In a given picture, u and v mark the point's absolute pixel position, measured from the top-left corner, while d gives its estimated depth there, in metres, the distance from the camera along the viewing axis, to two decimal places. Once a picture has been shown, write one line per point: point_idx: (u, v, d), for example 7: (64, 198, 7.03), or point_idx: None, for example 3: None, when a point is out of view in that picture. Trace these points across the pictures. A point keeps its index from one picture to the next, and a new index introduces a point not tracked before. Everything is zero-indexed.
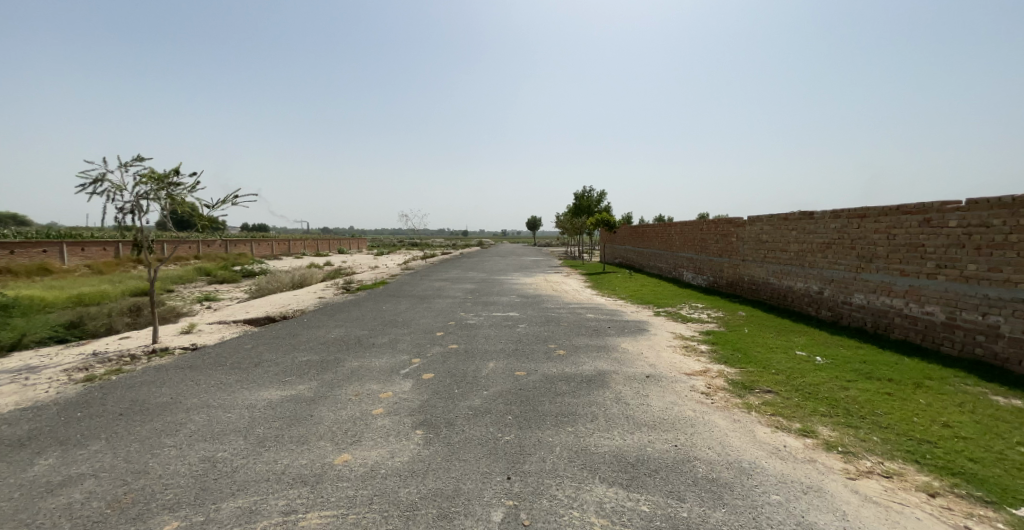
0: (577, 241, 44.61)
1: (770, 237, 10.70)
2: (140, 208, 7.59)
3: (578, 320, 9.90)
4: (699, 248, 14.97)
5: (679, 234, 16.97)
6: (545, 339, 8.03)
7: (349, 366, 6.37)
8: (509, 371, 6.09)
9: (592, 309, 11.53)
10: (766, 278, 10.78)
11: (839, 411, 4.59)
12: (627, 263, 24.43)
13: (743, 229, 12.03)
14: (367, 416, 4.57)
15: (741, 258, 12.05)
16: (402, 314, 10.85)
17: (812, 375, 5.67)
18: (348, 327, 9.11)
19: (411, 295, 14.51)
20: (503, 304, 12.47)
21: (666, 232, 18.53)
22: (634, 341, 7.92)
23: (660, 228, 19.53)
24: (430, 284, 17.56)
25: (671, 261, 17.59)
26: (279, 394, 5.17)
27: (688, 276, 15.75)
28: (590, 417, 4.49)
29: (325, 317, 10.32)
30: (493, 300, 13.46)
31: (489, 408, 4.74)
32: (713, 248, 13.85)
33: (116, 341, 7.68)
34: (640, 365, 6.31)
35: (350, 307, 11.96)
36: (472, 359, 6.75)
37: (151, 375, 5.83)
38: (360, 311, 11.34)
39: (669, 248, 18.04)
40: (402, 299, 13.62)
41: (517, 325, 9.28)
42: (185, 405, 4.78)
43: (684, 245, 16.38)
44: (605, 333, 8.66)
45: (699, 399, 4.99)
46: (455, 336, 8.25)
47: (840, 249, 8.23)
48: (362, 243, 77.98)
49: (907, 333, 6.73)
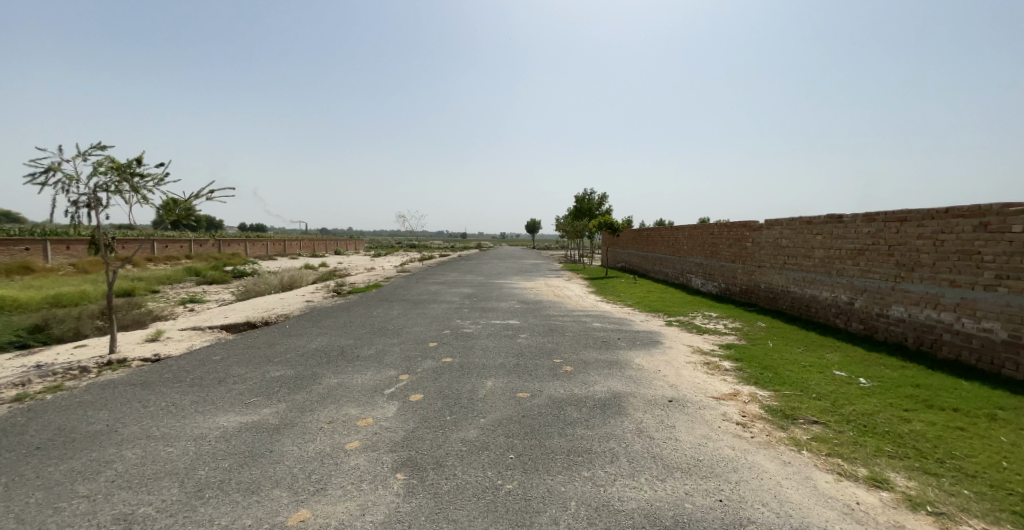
0: (578, 245, 43.86)
1: (791, 243, 9.95)
2: (98, 202, 6.83)
3: (584, 329, 9.10)
4: (709, 253, 14.22)
5: (688, 238, 16.23)
6: (549, 352, 7.23)
7: (326, 383, 5.55)
8: (510, 392, 5.29)
9: (599, 317, 10.73)
10: (786, 286, 10.02)
11: (908, 451, 3.79)
12: (630, 268, 23.65)
13: (760, 234, 11.29)
14: (338, 452, 3.77)
15: (757, 265, 11.29)
16: (393, 321, 10.02)
17: (862, 402, 4.88)
18: (333, 336, 8.30)
19: (405, 299, 13.69)
20: (502, 311, 11.65)
21: (673, 237, 17.78)
22: (649, 356, 7.13)
23: (667, 232, 18.79)
24: (426, 288, 16.74)
25: (679, 267, 16.84)
26: (237, 421, 4.35)
27: (698, 282, 15.00)
28: (609, 456, 3.71)
29: (309, 324, 9.49)
30: (492, 306, 12.64)
31: (487, 442, 3.95)
32: (725, 254, 13.10)
33: (70, 352, 6.86)
34: (660, 387, 5.52)
35: (339, 313, 11.13)
36: (468, 376, 5.95)
37: (94, 395, 5.03)
38: (348, 317, 10.51)
39: (677, 253, 17.28)
40: (395, 304, 12.80)
41: (518, 335, 8.47)
42: (120, 436, 3.97)
43: (693, 249, 15.63)
44: (615, 345, 7.86)
45: (736, 433, 4.21)
46: (449, 348, 7.44)
47: (874, 256, 7.49)
48: (359, 245, 77.17)
49: (958, 351, 5.96)
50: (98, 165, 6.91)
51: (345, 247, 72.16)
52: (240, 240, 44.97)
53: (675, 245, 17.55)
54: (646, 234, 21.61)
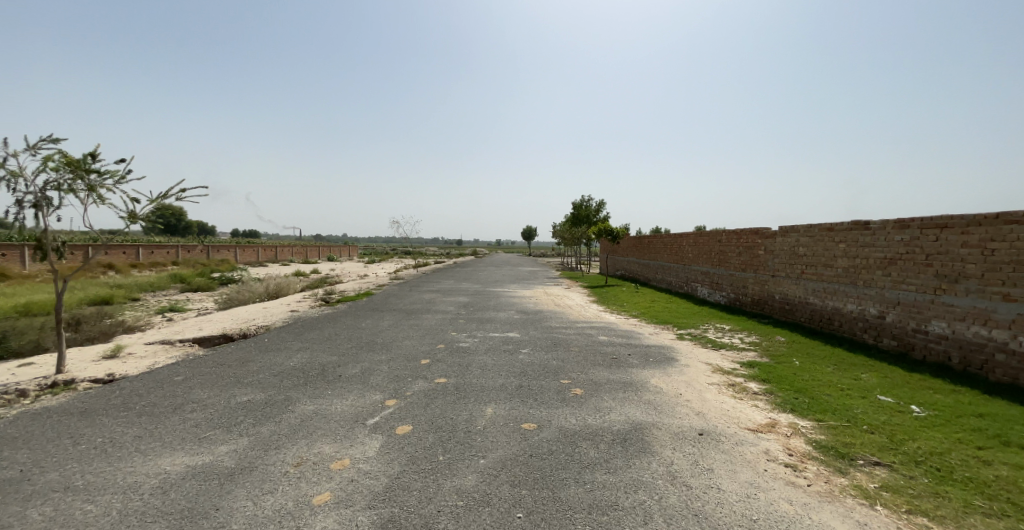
0: (575, 252, 43.28)
1: (809, 250, 9.33)
2: (50, 202, 6.09)
3: (590, 344, 8.38)
4: (717, 261, 13.60)
5: (693, 246, 15.60)
6: (555, 371, 6.50)
7: (299, 411, 4.78)
8: (513, 422, 4.55)
9: (605, 330, 10.00)
10: (804, 297, 9.38)
11: (1005, 506, 3.09)
12: (631, 276, 23.00)
13: (773, 241, 10.67)
14: (302, 510, 3.01)
15: (771, 274, 10.66)
16: (383, 334, 9.23)
17: (925, 438, 4.19)
18: (315, 351, 7.52)
19: (397, 309, 12.89)
20: (500, 322, 10.89)
21: (678, 244, 17.15)
22: (666, 376, 6.42)
23: (670, 239, 18.17)
24: (420, 296, 15.97)
25: (683, 275, 16.21)
26: (185, 465, 3.58)
27: (704, 292, 14.34)
28: (641, 516, 2.97)
29: (290, 337, 8.69)
30: (489, 316, 11.87)
31: (489, 495, 3.20)
32: (735, 262, 12.48)
33: (12, 371, 6.05)
34: (686, 416, 4.81)
35: (324, 324, 10.31)
36: (465, 401, 5.19)
37: (20, 427, 4.24)
38: (334, 329, 9.70)
39: (681, 261, 16.65)
40: (387, 315, 12.00)
41: (519, 350, 7.73)
42: (31, 487, 3.19)
43: (699, 257, 15.00)
44: (627, 362, 7.14)
45: (788, 479, 3.49)
46: (443, 366, 6.68)
47: (909, 265, 6.86)
48: (353, 251, 76.16)
49: (1016, 374, 5.31)
50: (50, 160, 6.15)
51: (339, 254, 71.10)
52: (230, 246, 43.94)
53: (680, 253, 16.92)
54: (648, 242, 20.98)
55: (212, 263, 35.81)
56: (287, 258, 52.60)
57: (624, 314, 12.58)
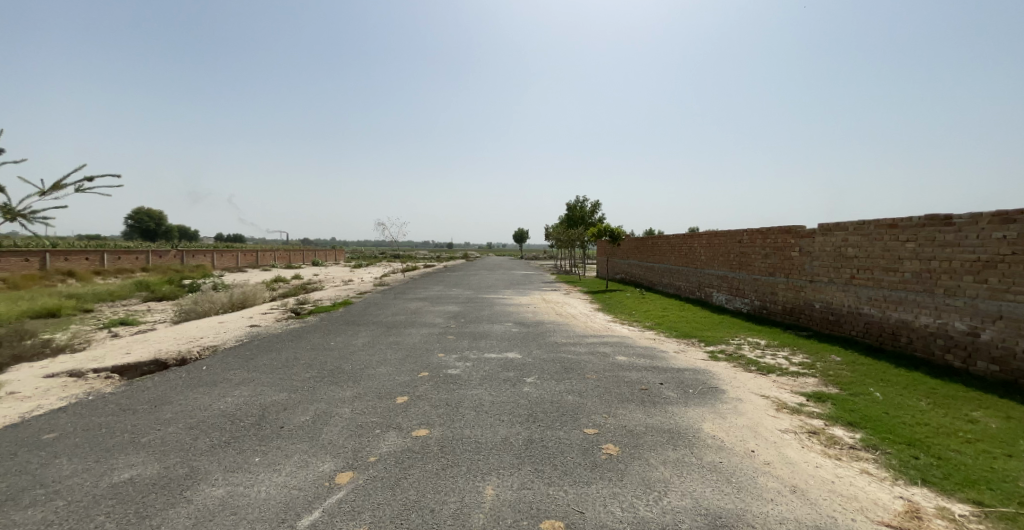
0: (570, 255, 41.88)
1: (861, 251, 7.91)
2: None
3: (608, 368, 6.83)
4: (737, 264, 12.16)
5: (707, 247, 14.17)
6: (573, 413, 4.92)
7: (200, 502, 3.11)
8: (527, 519, 2.95)
9: (622, 348, 8.42)
10: (856, 307, 7.95)
11: None
12: (632, 280, 21.59)
13: (811, 241, 9.25)
14: None
15: (810, 280, 9.22)
16: (354, 356, 7.56)
17: None
18: (261, 385, 5.86)
19: (377, 322, 11.18)
20: (496, 338, 9.27)
21: (688, 245, 15.70)
22: (719, 417, 4.88)
23: (679, 240, 16.74)
24: (404, 306, 14.31)
25: (695, 279, 14.79)
26: None
27: (722, 299, 12.91)
28: None
29: (236, 364, 6.98)
30: (484, 331, 10.24)
31: None
32: (760, 265, 11.05)
33: None
34: (781, 498, 3.25)
35: (285, 344, 8.60)
36: (453, 471, 3.58)
37: None
38: (295, 350, 8.00)
39: (692, 264, 15.23)
40: (364, 329, 10.33)
41: (523, 380, 6.14)
42: None
43: (715, 260, 13.57)
44: (661, 395, 5.59)
45: None
46: (426, 408, 5.06)
47: (1018, 270, 5.48)
48: (340, 256, 73.96)
49: None
50: None
51: (325, 258, 68.77)
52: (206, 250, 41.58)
53: (691, 255, 15.48)
54: (652, 243, 19.54)
55: (184, 269, 33.59)
56: (269, 263, 50.28)
57: (637, 325, 11.03)
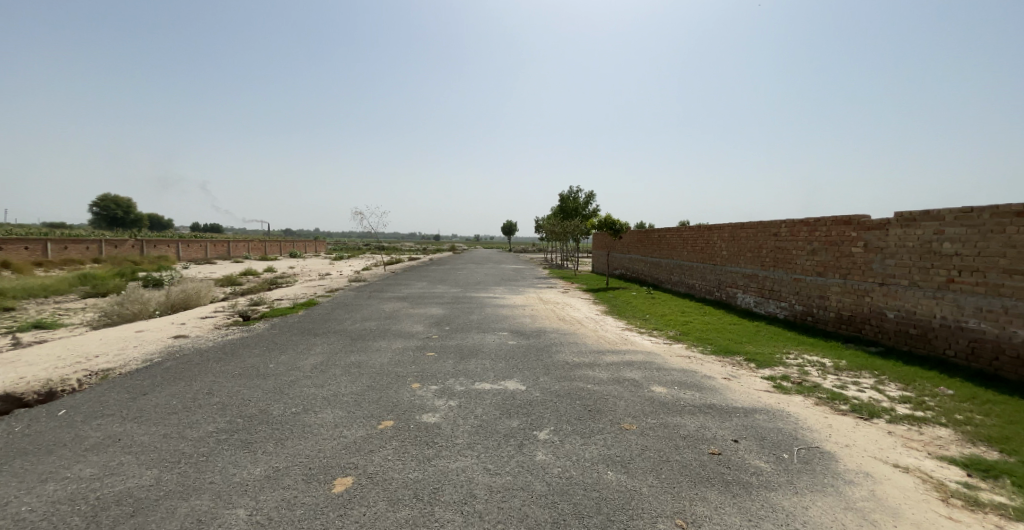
0: (563, 248, 40.08)
1: (968, 248, 6.11)
2: None
3: (649, 410, 4.88)
4: (773, 262, 10.31)
5: (731, 241, 12.33)
6: (626, 519, 2.93)
7: None
8: None
9: (654, 371, 6.45)
10: (959, 320, 6.14)
11: None
12: (635, 278, 19.76)
13: (883, 234, 7.42)
14: None
15: (882, 283, 7.39)
16: (293, 389, 5.45)
17: None
18: (126, 452, 3.76)
19: (340, 331, 9.02)
20: (489, 356, 7.24)
21: (706, 239, 13.84)
22: (868, 523, 2.93)
23: (694, 233, 14.88)
24: (378, 308, 12.15)
25: (715, 278, 12.94)
26: None
27: (752, 302, 11.10)
28: None
29: (115, 405, 4.83)
30: (473, 343, 8.21)
31: None
32: (806, 263, 9.20)
33: None
34: None
35: (207, 366, 6.43)
36: None
37: None
38: (215, 378, 5.84)
39: (711, 260, 13.37)
40: (323, 341, 8.18)
41: (534, 437, 4.13)
42: None
43: (742, 256, 11.73)
44: (748, 467, 3.65)
45: None
46: (378, 509, 3.00)
47: None
48: (320, 247, 70.89)
49: None
50: None
51: (305, 250, 65.46)
52: (172, 240, 38.47)
53: (709, 250, 13.62)
54: (660, 236, 17.66)
55: (143, 261, 30.66)
56: (242, 254, 47.16)
57: (659, 334, 9.13)
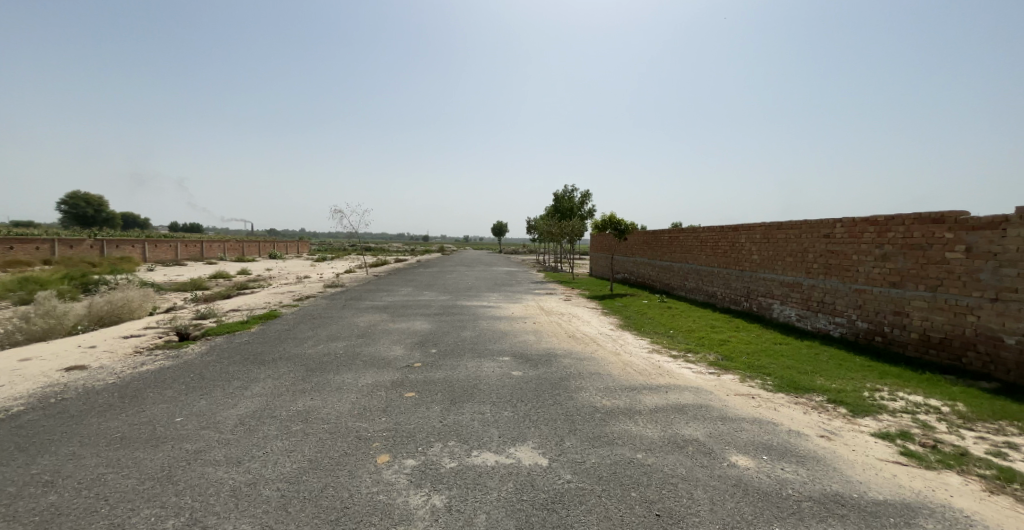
0: (557, 250, 38.40)
1: None
2: None
3: (752, 512, 3.06)
4: (825, 269, 8.61)
5: (764, 244, 10.64)
6: None
7: None
8: None
9: (719, 425, 4.63)
10: None
11: None
12: (644, 283, 18.04)
13: (998, 235, 5.76)
14: None
15: (996, 298, 5.73)
16: (188, 473, 3.50)
17: None
18: None
19: (296, 357, 7.06)
20: (490, 398, 5.37)
21: (731, 240, 12.14)
22: None
23: (714, 234, 13.18)
24: (351, 323, 10.15)
25: (745, 286, 11.23)
26: None
27: (795, 315, 9.41)
28: None
29: None
30: (467, 375, 6.32)
31: None
32: (874, 270, 7.50)
33: None
34: None
35: (79, 424, 4.45)
36: None
37: None
38: (73, 450, 3.87)
39: (739, 265, 11.65)
40: (267, 374, 6.21)
41: None
42: None
43: (779, 261, 10.03)
44: None
45: None
46: None
47: None
48: (304, 248, 68.26)
49: None
50: None
51: (287, 250, 62.57)
52: (137, 240, 35.71)
53: (735, 254, 11.91)
54: (672, 237, 15.97)
55: (102, 263, 28.14)
56: (217, 255, 44.43)
57: (698, 361, 7.34)
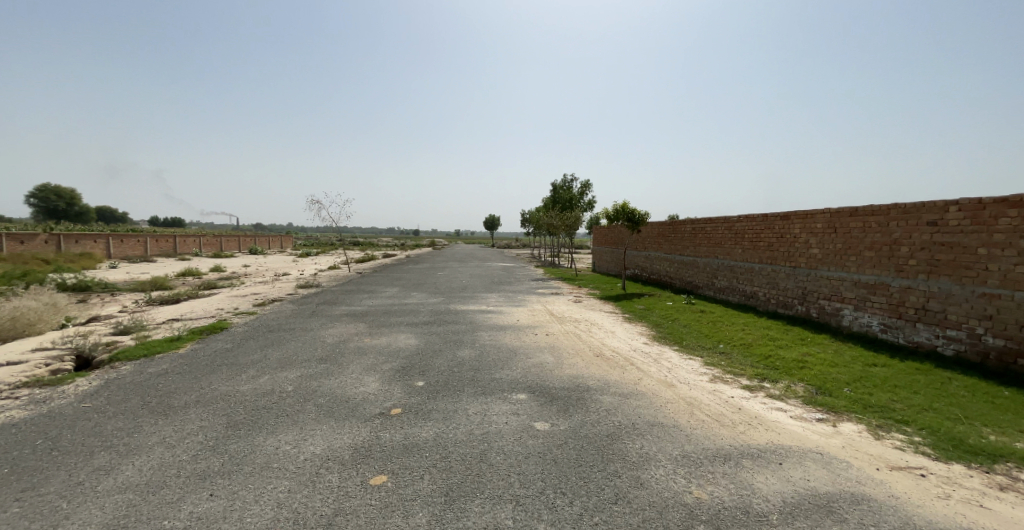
0: (555, 244, 36.27)
1: None
2: None
3: None
4: (929, 266, 6.67)
5: (828, 235, 8.67)
6: None
7: None
8: None
9: None
10: None
11: None
12: (661, 281, 16.04)
13: None
14: None
15: None
16: None
17: None
18: None
19: (219, 401, 4.86)
20: (509, 488, 3.26)
21: (778, 232, 10.15)
22: None
23: (754, 225, 11.18)
24: (316, 338, 7.95)
25: (802, 287, 9.25)
26: None
27: (877, 325, 7.46)
28: None
29: None
30: (469, 433, 4.20)
31: None
32: (1018, 269, 5.58)
33: None
34: None
35: None
36: None
37: None
38: None
39: (791, 262, 9.66)
40: (162, 438, 4.02)
41: None
42: None
43: (853, 255, 8.06)
44: None
45: None
46: None
47: None
48: (287, 243, 65.36)
49: None
50: None
51: (269, 246, 59.51)
52: (100, 234, 32.81)
53: (785, 248, 9.91)
54: (696, 229, 13.98)
55: (55, 259, 25.40)
56: (191, 251, 41.51)
57: (790, 397, 5.26)
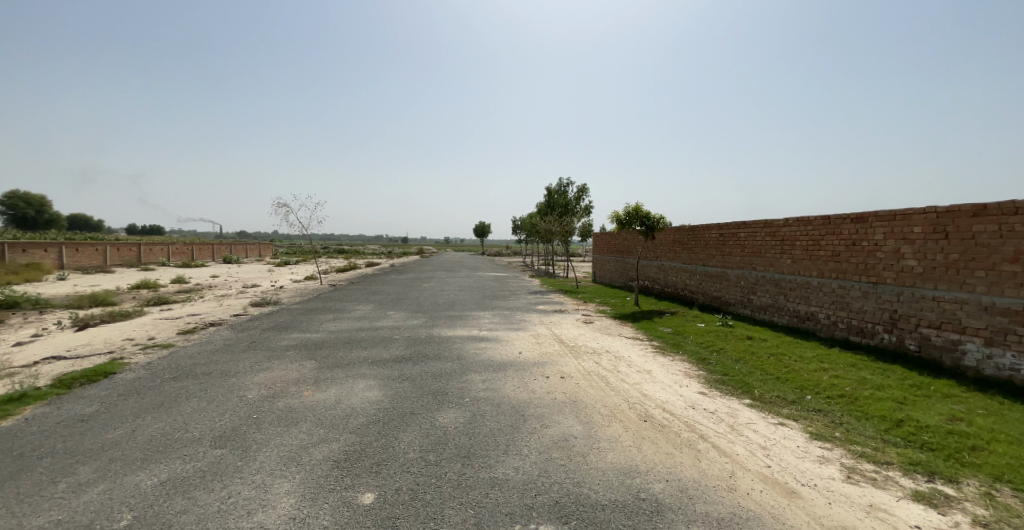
0: (551, 251, 33.99)
1: None
2: None
3: None
4: None
5: (934, 243, 6.50)
6: None
7: None
8: None
9: None
10: None
11: None
12: (680, 295, 13.85)
13: None
14: None
15: None
16: None
17: None
18: None
19: None
20: None
21: (851, 239, 7.98)
22: None
23: (811, 230, 9.01)
24: (233, 393, 5.50)
25: (892, 311, 7.07)
26: None
27: None
28: None
29: None
30: None
31: None
32: None
33: None
34: None
35: None
36: None
37: None
38: None
39: (873, 277, 7.48)
40: None
41: None
42: None
43: (979, 270, 5.89)
44: None
45: None
46: None
47: None
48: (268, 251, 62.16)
49: None
50: None
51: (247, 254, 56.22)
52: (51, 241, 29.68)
53: (862, 259, 7.72)
54: (726, 236, 11.81)
55: None
56: (156, 261, 38.22)
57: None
